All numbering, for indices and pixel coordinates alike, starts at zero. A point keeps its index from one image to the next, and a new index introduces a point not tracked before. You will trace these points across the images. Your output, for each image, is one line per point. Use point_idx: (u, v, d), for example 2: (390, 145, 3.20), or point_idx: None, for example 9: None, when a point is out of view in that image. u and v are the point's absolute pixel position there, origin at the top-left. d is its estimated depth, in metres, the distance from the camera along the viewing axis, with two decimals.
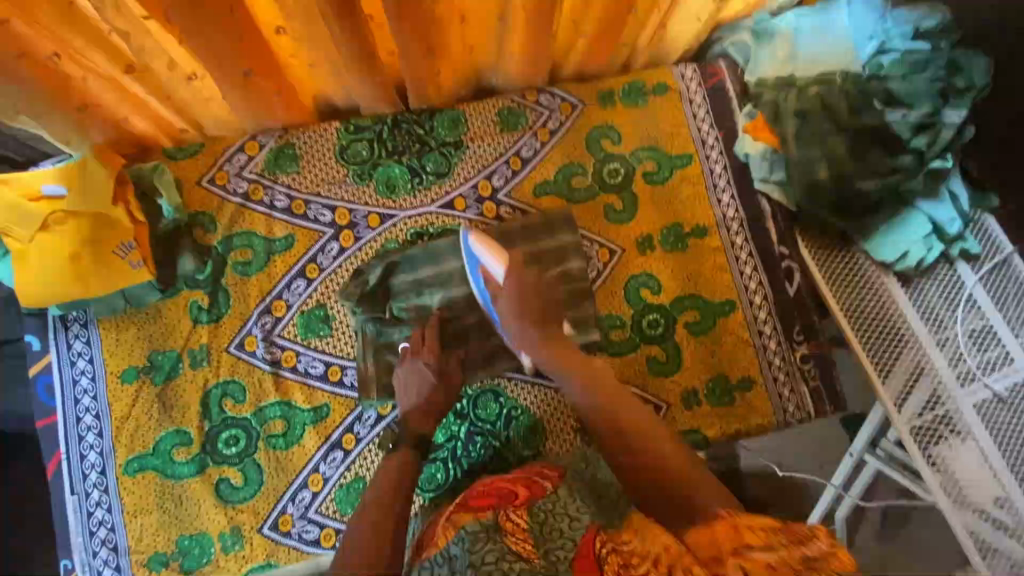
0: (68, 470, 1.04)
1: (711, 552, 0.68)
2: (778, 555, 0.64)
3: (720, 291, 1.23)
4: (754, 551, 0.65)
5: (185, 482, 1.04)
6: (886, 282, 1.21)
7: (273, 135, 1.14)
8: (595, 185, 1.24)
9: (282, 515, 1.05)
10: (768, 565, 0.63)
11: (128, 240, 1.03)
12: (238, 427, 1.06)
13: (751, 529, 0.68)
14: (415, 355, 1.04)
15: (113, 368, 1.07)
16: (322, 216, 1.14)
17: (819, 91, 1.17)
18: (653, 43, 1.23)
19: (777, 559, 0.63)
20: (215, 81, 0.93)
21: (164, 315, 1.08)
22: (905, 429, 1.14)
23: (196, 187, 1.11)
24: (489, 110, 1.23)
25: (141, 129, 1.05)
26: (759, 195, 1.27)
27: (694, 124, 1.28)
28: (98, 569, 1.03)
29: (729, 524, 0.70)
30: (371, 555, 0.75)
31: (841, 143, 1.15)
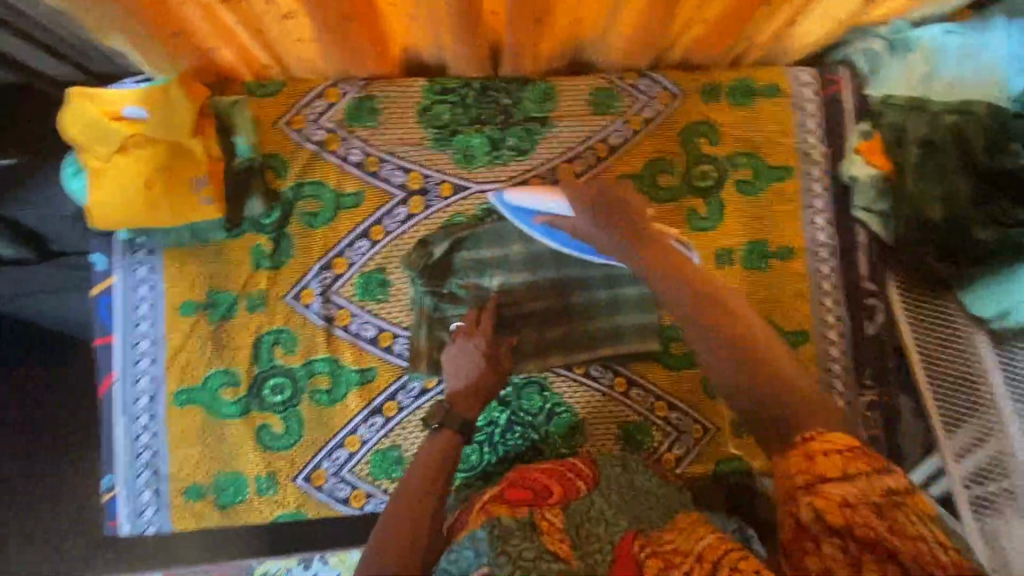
0: (120, 391, 1.06)
1: (786, 489, 0.67)
2: (859, 489, 0.63)
3: (795, 319, 1.15)
4: (831, 487, 0.64)
5: (229, 421, 1.06)
6: (976, 339, 1.11)
7: (356, 84, 1.09)
8: (681, 185, 1.15)
9: (317, 470, 1.06)
10: (846, 500, 0.62)
11: (201, 175, 1.02)
12: (285, 377, 1.07)
13: (827, 456, 0.66)
14: (469, 335, 1.00)
15: (172, 299, 1.07)
16: (395, 177, 1.10)
17: (954, 120, 1.04)
18: (773, 39, 1.12)
19: (857, 493, 0.63)
20: (311, 23, 0.88)
21: (226, 253, 1.07)
22: (960, 493, 1.10)
23: (272, 127, 1.08)
24: (582, 88, 1.14)
25: (226, 61, 1.02)
26: (856, 225, 1.17)
27: (801, 135, 1.17)
28: (139, 489, 1.06)
29: (803, 451, 0.68)
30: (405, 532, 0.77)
31: (966, 184, 1.04)
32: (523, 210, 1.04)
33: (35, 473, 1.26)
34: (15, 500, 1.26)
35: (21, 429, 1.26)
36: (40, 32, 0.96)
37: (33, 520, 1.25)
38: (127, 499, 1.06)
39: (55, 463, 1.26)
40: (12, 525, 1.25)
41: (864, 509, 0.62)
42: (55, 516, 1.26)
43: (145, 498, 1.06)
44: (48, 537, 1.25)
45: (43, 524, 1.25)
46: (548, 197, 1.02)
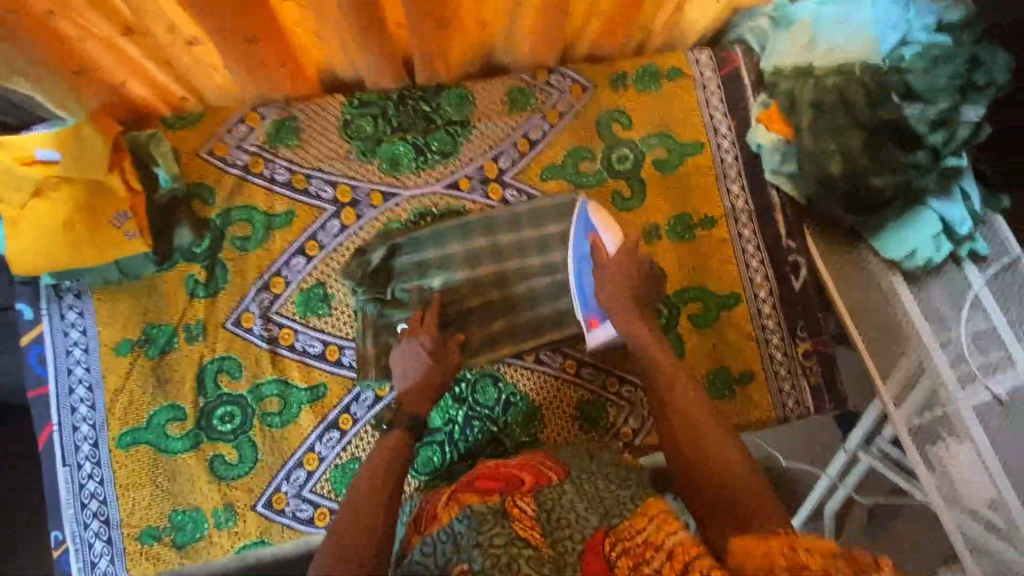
0: (59, 441, 1.03)
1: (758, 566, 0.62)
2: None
3: (726, 283, 1.22)
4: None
5: (178, 457, 1.03)
6: (893, 282, 1.18)
7: (275, 107, 1.11)
8: (604, 170, 1.21)
9: (277, 493, 1.05)
10: None
11: (124, 210, 1.02)
12: (234, 404, 1.05)
13: (807, 551, 0.60)
14: (414, 335, 1.01)
15: (107, 340, 1.05)
16: (324, 192, 1.11)
17: (836, 82, 1.15)
18: (668, 26, 1.20)
19: None
20: (216, 47, 0.90)
21: (160, 287, 1.06)
22: (902, 425, 1.15)
23: (194, 157, 1.08)
24: (498, 89, 1.19)
25: (139, 95, 1.02)
26: (770, 188, 1.25)
27: (707, 111, 1.25)
28: (90, 541, 1.02)
29: (783, 543, 0.63)
30: (365, 537, 0.77)
31: (857, 136, 1.13)
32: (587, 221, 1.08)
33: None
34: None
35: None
36: None
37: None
38: (78, 552, 1.02)
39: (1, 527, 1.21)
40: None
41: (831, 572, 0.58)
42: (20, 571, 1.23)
43: (96, 549, 1.02)
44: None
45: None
46: (608, 234, 1.05)
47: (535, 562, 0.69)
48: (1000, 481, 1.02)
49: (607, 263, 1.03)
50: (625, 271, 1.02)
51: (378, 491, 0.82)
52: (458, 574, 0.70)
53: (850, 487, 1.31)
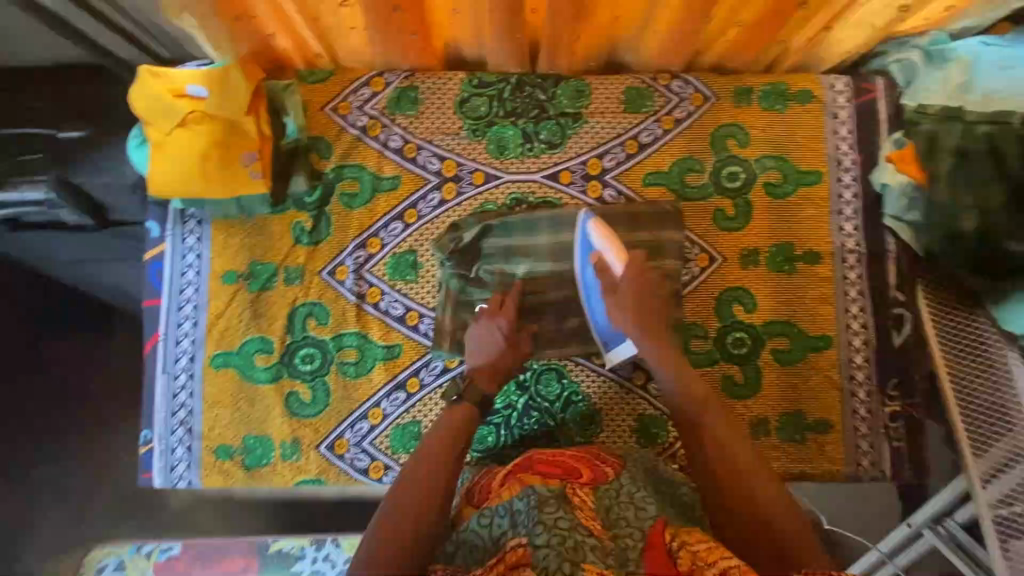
0: (162, 351, 1.13)
1: None
2: None
3: (818, 324, 1.15)
4: None
5: (260, 386, 1.11)
6: (1009, 355, 1.07)
7: (399, 75, 1.15)
8: (710, 185, 1.17)
9: (339, 439, 1.10)
10: None
11: (252, 150, 1.08)
12: (316, 347, 1.11)
13: None
14: (493, 316, 1.03)
15: (216, 268, 1.14)
16: (430, 164, 1.15)
17: (989, 130, 1.03)
18: (808, 46, 1.14)
19: None
20: (363, 13, 0.94)
21: (269, 228, 1.14)
22: (985, 511, 1.00)
23: (319, 112, 1.15)
24: (616, 87, 1.18)
25: (283, 47, 1.09)
26: (885, 232, 1.18)
27: (832, 141, 1.18)
28: (173, 445, 1.12)
29: None
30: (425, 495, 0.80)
31: (999, 191, 1.01)
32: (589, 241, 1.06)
33: (108, 409, 1.42)
34: (88, 432, 1.42)
35: (95, 370, 1.42)
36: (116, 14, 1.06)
37: (108, 450, 1.42)
38: (162, 453, 1.12)
39: None
40: (84, 458, 1.41)
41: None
42: (122, 450, 1.42)
43: (178, 454, 1.12)
44: (115, 466, 1.42)
45: (110, 454, 1.42)
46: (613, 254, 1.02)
47: (599, 550, 0.67)
48: None
49: (617, 288, 1.01)
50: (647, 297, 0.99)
51: (440, 454, 0.85)
52: (516, 544, 0.70)
53: (900, 565, 1.22)
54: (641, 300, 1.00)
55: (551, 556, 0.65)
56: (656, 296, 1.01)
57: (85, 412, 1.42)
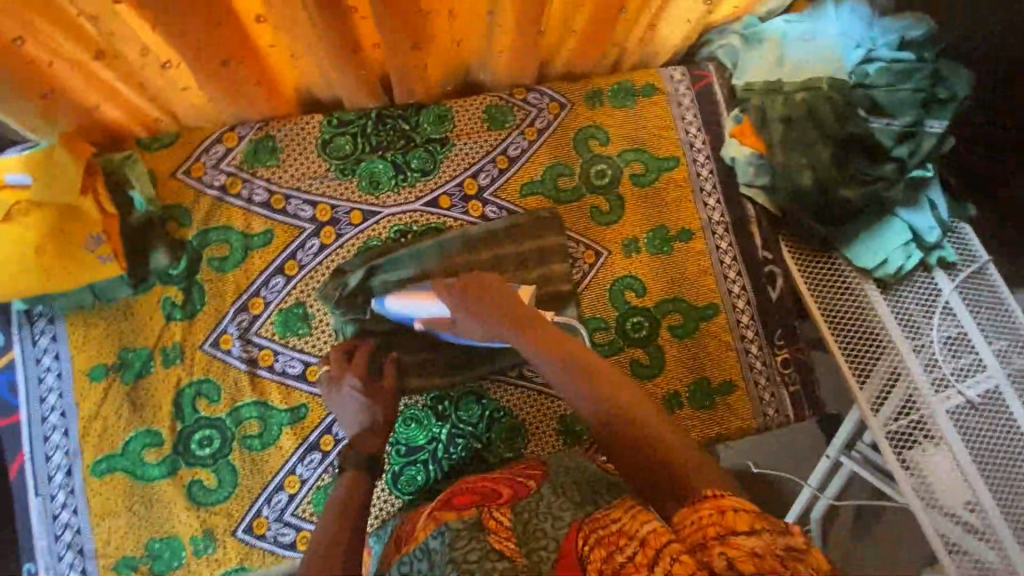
0: (33, 471, 1.00)
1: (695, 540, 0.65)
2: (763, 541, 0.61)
3: (704, 294, 1.23)
4: (741, 537, 0.63)
5: (155, 484, 1.01)
6: (865, 288, 1.20)
7: (253, 127, 1.11)
8: (581, 185, 1.22)
9: (257, 518, 1.03)
10: (752, 553, 0.61)
11: (96, 232, 1.00)
12: (212, 427, 1.03)
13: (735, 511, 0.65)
14: (339, 379, 0.99)
15: (80, 366, 1.03)
16: (302, 211, 1.11)
17: (805, 97, 1.17)
18: (642, 44, 1.23)
19: (762, 546, 0.61)
20: (191, 70, 0.90)
21: (136, 310, 1.05)
22: (880, 431, 1.12)
23: (170, 178, 1.08)
24: (476, 106, 1.21)
25: (114, 118, 1.02)
26: (744, 200, 1.27)
27: (682, 126, 1.28)
28: (63, 573, 0.99)
29: (715, 507, 0.67)
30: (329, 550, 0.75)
31: (826, 150, 1.15)
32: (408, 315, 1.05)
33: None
34: None
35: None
36: None
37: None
38: None
39: None
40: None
41: (771, 561, 0.60)
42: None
43: None
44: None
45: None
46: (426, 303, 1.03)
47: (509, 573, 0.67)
48: (976, 484, 1.07)
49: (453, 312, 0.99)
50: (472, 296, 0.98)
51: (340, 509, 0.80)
52: None
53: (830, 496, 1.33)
54: (481, 311, 0.96)
55: None
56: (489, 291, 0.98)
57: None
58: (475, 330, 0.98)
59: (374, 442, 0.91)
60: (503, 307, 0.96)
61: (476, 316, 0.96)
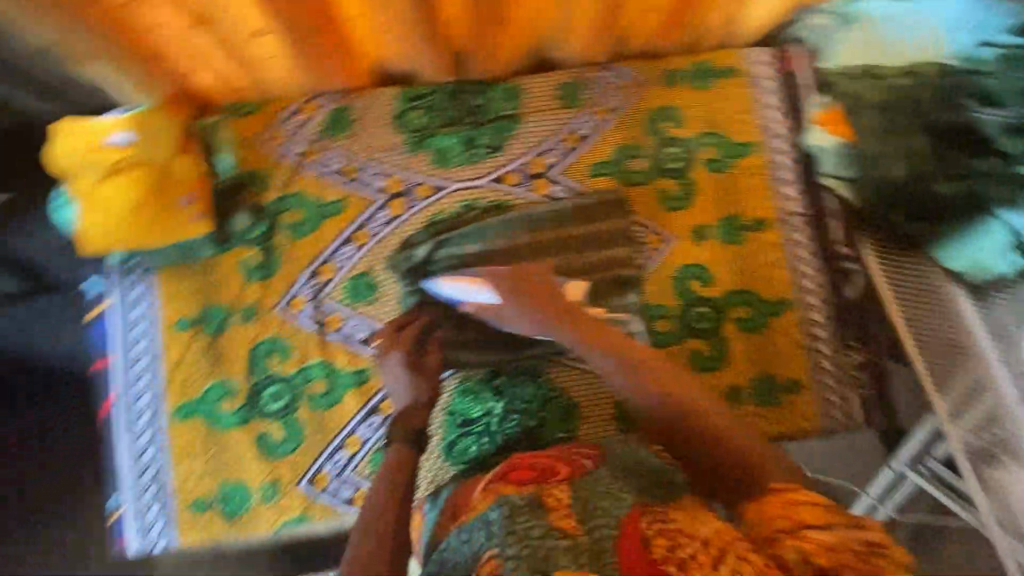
0: (122, 410, 1.09)
1: (765, 531, 0.72)
2: (838, 537, 0.69)
3: (775, 288, 1.18)
4: (813, 532, 0.69)
5: (230, 432, 1.08)
6: (954, 291, 1.08)
7: (331, 98, 1.14)
8: (652, 169, 1.19)
9: (319, 473, 1.08)
10: (826, 545, 0.68)
11: (190, 193, 1.06)
12: (283, 383, 1.09)
13: (808, 509, 0.72)
14: (383, 357, 1.03)
15: (168, 317, 1.10)
16: (374, 182, 1.14)
17: (904, 83, 1.09)
18: (726, 22, 1.17)
19: (835, 539, 0.68)
20: (282, 39, 0.93)
21: (219, 268, 1.11)
22: (956, 444, 1.04)
23: (253, 145, 1.12)
24: (548, 83, 1.19)
25: (206, 84, 1.07)
26: (824, 192, 1.21)
27: (763, 110, 1.21)
28: (146, 505, 1.08)
29: (789, 502, 0.74)
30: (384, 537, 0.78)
31: (923, 141, 1.07)
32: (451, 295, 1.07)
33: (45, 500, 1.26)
34: None
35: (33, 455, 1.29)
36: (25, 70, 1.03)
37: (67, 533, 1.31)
38: (135, 516, 1.08)
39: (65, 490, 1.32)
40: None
41: (845, 555, 0.67)
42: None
43: (152, 514, 1.08)
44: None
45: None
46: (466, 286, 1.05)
47: (571, 552, 0.68)
48: None
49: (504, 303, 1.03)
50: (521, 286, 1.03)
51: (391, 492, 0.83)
52: (490, 559, 0.70)
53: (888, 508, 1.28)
54: (534, 308, 1.01)
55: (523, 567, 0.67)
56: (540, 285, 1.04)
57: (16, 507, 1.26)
58: (520, 325, 1.03)
59: (419, 416, 0.94)
60: (554, 306, 1.02)
61: (529, 314, 1.02)
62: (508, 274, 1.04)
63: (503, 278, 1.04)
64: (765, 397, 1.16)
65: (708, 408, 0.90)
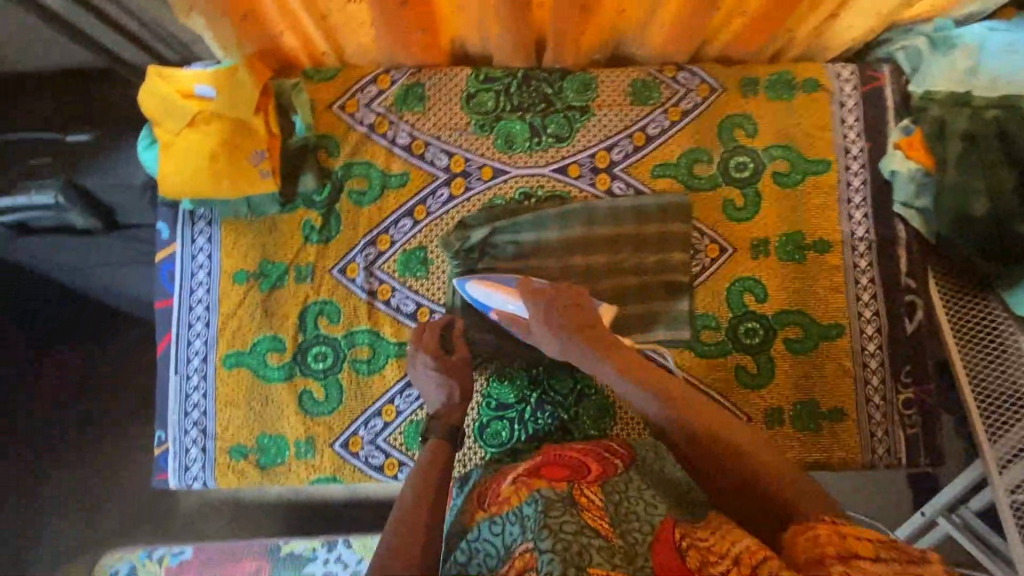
0: (175, 352, 1.13)
1: (812, 554, 0.65)
2: (891, 568, 0.60)
3: (830, 312, 1.15)
4: (867, 561, 0.61)
5: (273, 386, 1.11)
6: (1021, 343, 1.07)
7: (406, 72, 1.15)
8: (718, 176, 1.17)
9: (353, 436, 1.10)
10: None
11: (261, 149, 1.08)
12: (328, 345, 1.11)
13: (859, 539, 0.64)
14: (414, 356, 1.05)
15: (227, 267, 1.14)
16: (439, 159, 1.15)
17: (998, 115, 1.05)
18: (815, 34, 1.14)
19: (891, 570, 0.60)
20: (371, 8, 0.94)
21: (280, 226, 1.14)
22: (1001, 497, 1.02)
23: (327, 110, 1.15)
24: (622, 79, 1.18)
25: (290, 46, 1.09)
26: (895, 220, 1.16)
27: (840, 129, 1.18)
28: (187, 445, 1.12)
29: (833, 529, 0.66)
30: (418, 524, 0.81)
31: (1010, 177, 1.02)
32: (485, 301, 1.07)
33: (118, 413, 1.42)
34: (99, 437, 1.42)
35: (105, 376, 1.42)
36: (124, 16, 1.08)
37: (116, 454, 1.42)
38: (176, 453, 1.13)
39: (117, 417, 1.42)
40: (95, 460, 1.42)
41: None
42: (131, 452, 1.42)
43: (192, 454, 1.12)
44: (128, 469, 1.42)
45: (123, 456, 1.42)
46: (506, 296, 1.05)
47: (606, 551, 0.66)
48: None
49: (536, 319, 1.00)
50: (549, 306, 0.99)
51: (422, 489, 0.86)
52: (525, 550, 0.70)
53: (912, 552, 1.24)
54: (563, 326, 0.97)
55: (556, 562, 0.64)
56: (567, 304, 0.99)
57: (93, 418, 1.42)
58: (549, 345, 0.99)
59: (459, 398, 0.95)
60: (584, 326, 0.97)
61: (556, 331, 0.97)
62: (543, 291, 1.02)
63: (534, 294, 1.01)
64: (805, 422, 1.13)
65: (738, 437, 0.85)
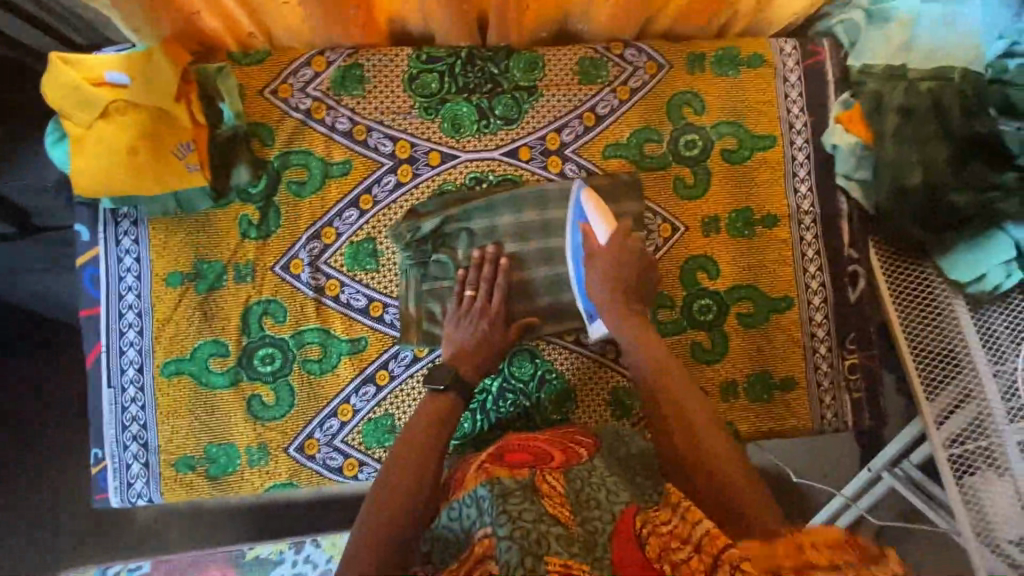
0: (107, 363, 1.05)
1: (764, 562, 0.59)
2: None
3: (779, 285, 1.18)
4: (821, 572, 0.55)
5: (219, 392, 1.05)
6: (954, 303, 1.12)
7: (342, 53, 1.08)
8: (668, 154, 1.16)
9: (309, 439, 1.06)
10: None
11: (187, 141, 1.02)
12: (275, 347, 1.06)
13: (814, 547, 0.58)
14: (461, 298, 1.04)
15: (159, 270, 1.06)
16: (383, 146, 1.10)
17: (931, 87, 1.06)
18: (757, 9, 1.13)
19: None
20: None
21: (214, 223, 1.07)
22: (940, 452, 1.08)
23: (258, 96, 1.07)
24: (569, 57, 1.15)
25: (211, 27, 1.01)
26: (838, 193, 1.19)
27: (785, 103, 1.19)
28: (128, 461, 1.06)
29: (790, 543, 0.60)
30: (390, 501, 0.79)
31: (941, 148, 1.05)
32: (581, 211, 1.06)
33: (49, 430, 1.32)
34: (35, 455, 1.32)
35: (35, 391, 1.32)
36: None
37: (53, 472, 1.33)
38: (116, 471, 1.06)
39: (59, 432, 1.33)
40: (28, 482, 1.32)
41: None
42: (71, 470, 1.33)
43: (134, 470, 1.05)
44: (67, 489, 1.33)
45: (59, 477, 1.33)
46: (602, 223, 1.03)
47: (564, 540, 0.66)
48: None
49: (596, 257, 1.02)
50: (615, 261, 1.01)
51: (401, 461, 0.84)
52: (483, 535, 0.69)
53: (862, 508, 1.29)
54: (620, 274, 1.00)
55: (514, 548, 0.64)
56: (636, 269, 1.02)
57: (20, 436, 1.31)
58: (597, 286, 1.01)
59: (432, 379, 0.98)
60: (628, 288, 1.01)
61: (609, 278, 1.01)
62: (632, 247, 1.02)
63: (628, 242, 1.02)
64: (758, 393, 1.16)
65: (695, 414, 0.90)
